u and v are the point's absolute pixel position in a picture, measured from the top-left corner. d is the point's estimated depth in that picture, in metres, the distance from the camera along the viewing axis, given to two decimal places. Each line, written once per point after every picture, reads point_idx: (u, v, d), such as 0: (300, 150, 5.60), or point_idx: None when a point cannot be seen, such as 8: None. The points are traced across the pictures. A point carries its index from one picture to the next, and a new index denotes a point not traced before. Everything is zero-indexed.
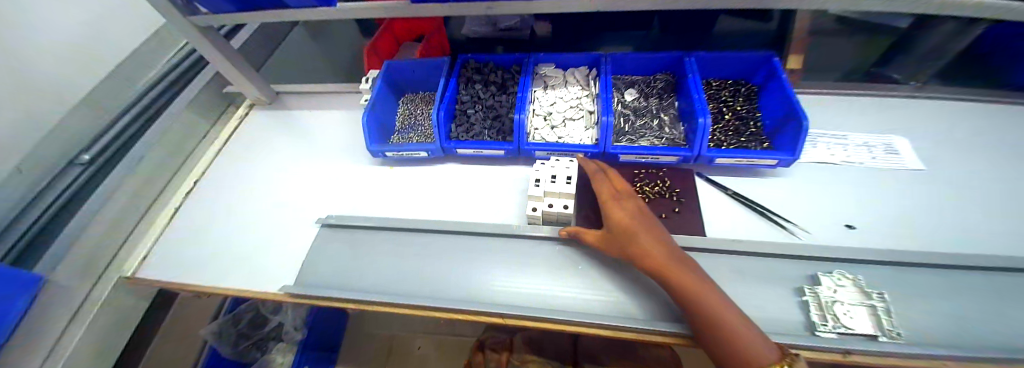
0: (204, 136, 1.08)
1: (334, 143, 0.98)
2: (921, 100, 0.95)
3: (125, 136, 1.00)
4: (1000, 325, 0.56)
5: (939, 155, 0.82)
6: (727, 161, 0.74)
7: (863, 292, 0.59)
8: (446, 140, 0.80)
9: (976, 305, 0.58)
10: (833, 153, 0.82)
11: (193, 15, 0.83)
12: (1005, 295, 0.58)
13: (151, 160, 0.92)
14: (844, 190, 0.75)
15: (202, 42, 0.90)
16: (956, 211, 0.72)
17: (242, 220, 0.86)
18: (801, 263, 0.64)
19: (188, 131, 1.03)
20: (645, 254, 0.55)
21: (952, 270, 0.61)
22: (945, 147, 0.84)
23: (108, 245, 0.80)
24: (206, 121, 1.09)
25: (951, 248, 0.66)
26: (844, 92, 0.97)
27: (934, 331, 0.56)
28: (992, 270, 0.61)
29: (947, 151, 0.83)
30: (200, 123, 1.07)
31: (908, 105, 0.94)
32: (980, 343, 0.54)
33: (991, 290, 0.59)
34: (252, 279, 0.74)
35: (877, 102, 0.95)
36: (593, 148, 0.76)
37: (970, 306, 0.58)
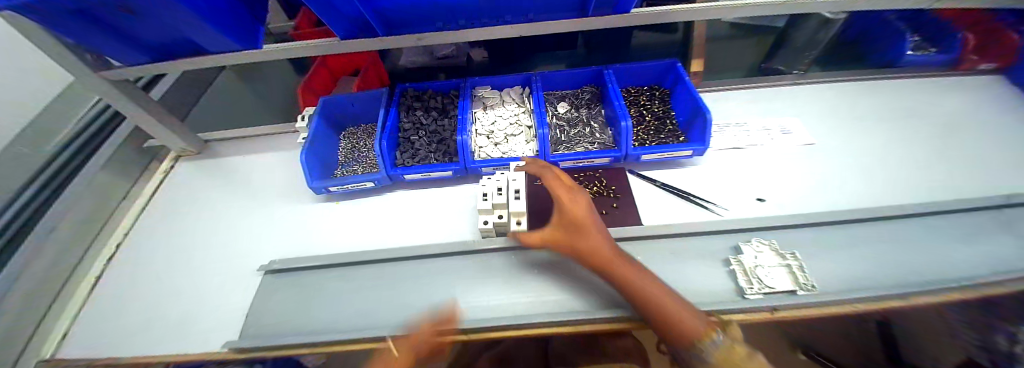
0: (126, 194, 1.00)
1: (276, 184, 0.95)
2: (802, 85, 1.13)
3: (30, 205, 0.89)
4: (883, 265, 0.66)
5: (821, 130, 0.98)
6: (653, 157, 0.82)
7: (779, 254, 0.68)
8: (392, 168, 0.81)
9: (865, 251, 0.68)
10: (740, 139, 0.95)
11: (105, 69, 0.79)
12: (885, 239, 0.69)
13: (62, 229, 0.82)
14: (752, 169, 0.86)
15: (119, 97, 0.85)
16: (840, 176, 0.85)
17: (173, 280, 0.79)
18: (725, 237, 0.72)
19: (107, 192, 0.95)
20: (599, 258, 0.58)
21: (844, 224, 0.72)
22: (824, 123, 0.99)
23: (16, 329, 0.70)
24: (126, 180, 1.01)
25: (841, 206, 0.77)
26: (743, 86, 1.13)
27: (834, 279, 0.65)
28: (872, 220, 0.72)
29: (828, 126, 0.99)
30: (122, 181, 0.99)
31: (792, 91, 1.11)
32: (871, 283, 0.64)
33: (872, 236, 0.70)
34: (190, 341, 0.68)
35: (769, 92, 1.11)
36: (534, 159, 0.81)
37: (859, 253, 0.68)
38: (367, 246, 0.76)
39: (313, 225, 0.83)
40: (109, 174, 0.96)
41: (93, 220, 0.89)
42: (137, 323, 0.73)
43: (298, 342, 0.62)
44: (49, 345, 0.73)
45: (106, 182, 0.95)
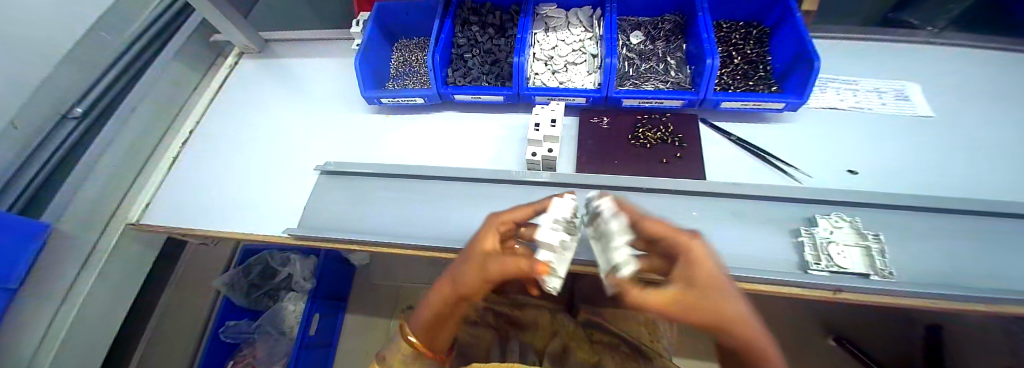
0: (196, 86, 1.07)
1: (328, 92, 0.96)
2: (944, 44, 0.89)
3: (120, 85, 0.95)
4: (985, 268, 0.56)
5: (954, 102, 0.79)
6: (733, 106, 0.71)
7: (859, 233, 0.59)
8: (443, 86, 0.78)
9: (969, 247, 0.58)
10: (843, 99, 0.79)
11: None
12: (1001, 238, 0.58)
13: (143, 112, 0.92)
14: (850, 136, 0.73)
15: None
16: (963, 159, 0.69)
17: (238, 169, 0.87)
18: (798, 206, 0.64)
19: (178, 84, 1.02)
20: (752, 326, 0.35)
21: (953, 213, 0.61)
22: (962, 95, 0.80)
23: (112, 190, 0.85)
24: (197, 73, 1.08)
25: (953, 193, 0.64)
26: (862, 36, 0.91)
27: (919, 271, 0.57)
28: (991, 215, 0.60)
29: (963, 97, 0.79)
30: (192, 75, 1.06)
31: (928, 51, 0.89)
32: (962, 284, 0.55)
33: (984, 233, 0.59)
34: (254, 224, 0.76)
35: (897, 47, 0.89)
36: (596, 92, 0.73)
37: (958, 250, 0.58)
38: (413, 161, 0.77)
39: (363, 135, 0.84)
40: (181, 66, 1.03)
41: (166, 111, 0.99)
42: (210, 202, 0.83)
43: (348, 237, 0.67)
44: (133, 213, 0.90)
45: (177, 74, 1.02)
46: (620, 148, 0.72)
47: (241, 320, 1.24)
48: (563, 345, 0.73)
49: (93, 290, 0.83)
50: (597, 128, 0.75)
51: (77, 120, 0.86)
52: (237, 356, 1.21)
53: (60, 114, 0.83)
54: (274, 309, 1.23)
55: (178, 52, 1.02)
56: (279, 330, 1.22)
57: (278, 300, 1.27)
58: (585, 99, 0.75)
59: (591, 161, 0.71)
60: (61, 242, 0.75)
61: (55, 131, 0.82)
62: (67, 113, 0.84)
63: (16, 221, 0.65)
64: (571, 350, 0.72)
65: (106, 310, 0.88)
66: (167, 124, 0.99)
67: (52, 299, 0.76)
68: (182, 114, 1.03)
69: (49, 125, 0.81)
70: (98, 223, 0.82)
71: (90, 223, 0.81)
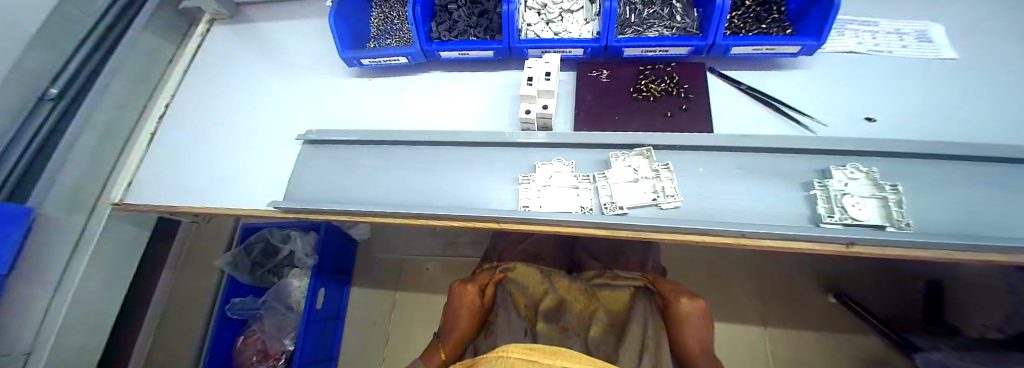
0: (171, 57, 1.00)
1: (308, 58, 0.88)
2: None
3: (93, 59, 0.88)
4: (1004, 217, 0.53)
5: (996, 38, 0.70)
6: (744, 52, 0.65)
7: (875, 184, 0.55)
8: (427, 42, 0.71)
9: (989, 196, 0.54)
10: (861, 42, 0.71)
11: None
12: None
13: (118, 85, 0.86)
14: (873, 80, 0.67)
15: None
16: (998, 100, 0.63)
17: (220, 143, 0.82)
18: (813, 157, 0.59)
19: (151, 56, 0.95)
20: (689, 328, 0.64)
21: (976, 161, 0.56)
22: (1006, 29, 0.71)
23: (95, 168, 0.82)
24: (171, 44, 1.01)
25: (981, 139, 0.59)
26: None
27: (934, 223, 0.54)
28: (1018, 162, 0.56)
29: (1008, 34, 0.70)
30: (165, 47, 0.99)
31: None
32: (978, 234, 0.52)
33: (1007, 181, 0.55)
34: (240, 199, 0.73)
35: None
36: (594, 42, 0.67)
37: (978, 200, 0.54)
38: (400, 126, 0.72)
39: (345, 102, 0.78)
40: (153, 36, 0.95)
41: (143, 87, 0.93)
42: (193, 178, 0.79)
43: (336, 207, 0.64)
44: (116, 193, 0.86)
45: (149, 46, 0.95)
46: (622, 103, 0.66)
47: (246, 297, 1.25)
48: (559, 299, 0.73)
49: (90, 270, 0.83)
50: (595, 82, 0.69)
51: (54, 102, 0.78)
52: (247, 331, 1.21)
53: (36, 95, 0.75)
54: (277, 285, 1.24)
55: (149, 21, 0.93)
56: (286, 306, 1.23)
57: (283, 276, 1.27)
58: (582, 50, 0.69)
59: (586, 118, 0.66)
60: (45, 225, 0.73)
61: (34, 114, 0.75)
62: (42, 95, 0.76)
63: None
64: (567, 305, 0.72)
65: (104, 294, 0.88)
66: (144, 100, 0.93)
67: (47, 281, 0.74)
68: (161, 89, 0.97)
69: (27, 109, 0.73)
70: (83, 205, 0.80)
71: (74, 207, 0.78)
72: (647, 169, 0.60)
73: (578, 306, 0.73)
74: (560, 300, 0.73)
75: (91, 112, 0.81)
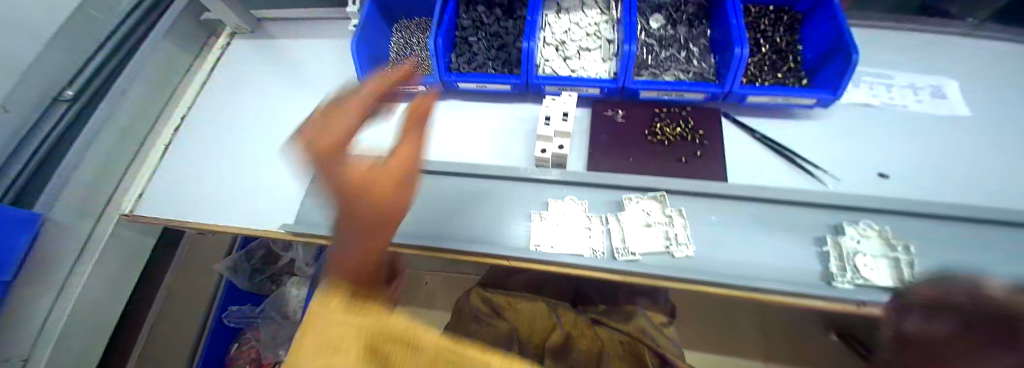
0: (189, 67, 1.02)
1: (326, 77, 0.89)
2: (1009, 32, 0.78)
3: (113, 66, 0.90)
4: None
5: (1009, 99, 0.70)
6: (759, 100, 0.66)
7: (887, 244, 0.56)
8: (446, 73, 0.72)
9: (999, 260, 0.55)
10: (875, 94, 0.71)
11: None
12: None
13: (135, 95, 0.87)
14: (887, 134, 0.67)
15: None
16: (1010, 163, 0.63)
17: (233, 158, 0.83)
18: (826, 212, 0.59)
19: (169, 65, 0.96)
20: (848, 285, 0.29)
21: (988, 224, 0.56)
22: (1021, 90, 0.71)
23: (105, 176, 0.82)
24: (190, 53, 1.02)
25: (993, 203, 0.59)
26: (920, 26, 0.79)
27: None
28: None
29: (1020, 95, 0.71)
30: (183, 54, 1.00)
31: (988, 41, 0.78)
32: None
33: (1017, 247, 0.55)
34: (252, 218, 0.74)
35: (954, 34, 0.79)
36: (611, 82, 0.68)
37: (989, 265, 0.54)
38: None
39: (360, 126, 0.79)
40: (171, 46, 0.97)
41: (159, 94, 0.94)
42: (207, 193, 0.80)
43: None
44: (126, 204, 0.86)
45: (169, 55, 0.96)
46: (636, 145, 0.67)
47: (244, 305, 1.25)
48: (565, 335, 0.72)
49: (93, 279, 0.82)
50: (610, 121, 0.70)
51: (69, 103, 0.80)
52: (241, 339, 1.22)
53: (51, 95, 0.77)
54: (276, 293, 1.22)
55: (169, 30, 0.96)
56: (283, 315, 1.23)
57: (282, 284, 1.26)
58: (598, 90, 0.69)
59: (601, 158, 0.67)
60: (53, 232, 0.73)
61: (45, 115, 0.76)
62: (57, 96, 0.78)
63: (5, 210, 0.63)
64: (574, 341, 0.71)
65: (106, 299, 0.87)
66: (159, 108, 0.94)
67: (48, 289, 0.74)
68: (178, 98, 0.98)
69: (39, 110, 0.75)
70: (91, 213, 0.80)
71: (81, 215, 0.78)
72: (660, 215, 0.60)
73: (583, 343, 0.71)
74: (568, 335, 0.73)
75: (106, 118, 0.82)
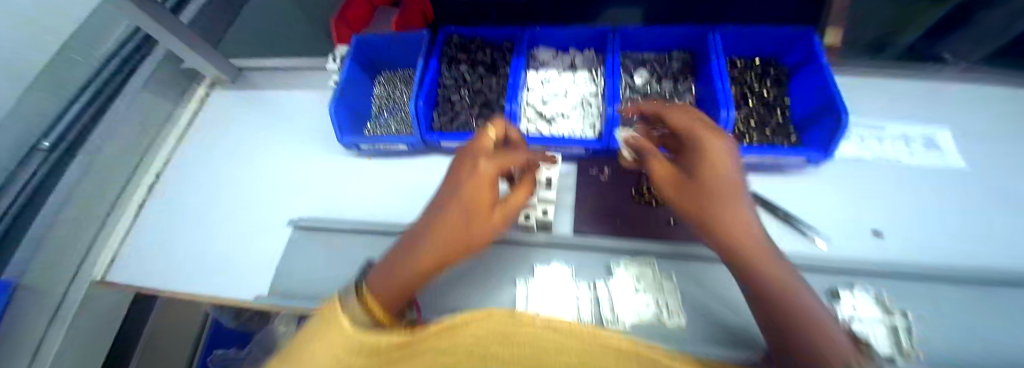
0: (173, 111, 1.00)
1: (307, 129, 0.89)
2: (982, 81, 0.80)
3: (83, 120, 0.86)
4: (1008, 349, 0.52)
5: (983, 149, 0.72)
6: (750, 159, 0.66)
7: (883, 307, 0.55)
8: (427, 132, 0.71)
9: (989, 324, 0.54)
10: (867, 147, 0.73)
11: None
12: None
13: (113, 147, 0.86)
14: (876, 187, 0.68)
15: (156, 28, 0.79)
16: (993, 217, 0.64)
17: (210, 218, 0.81)
18: (814, 276, 0.58)
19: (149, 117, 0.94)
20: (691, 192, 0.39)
21: (969, 286, 0.56)
22: (994, 140, 0.73)
23: (78, 238, 0.79)
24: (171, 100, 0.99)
25: (972, 262, 0.59)
26: (890, 75, 0.82)
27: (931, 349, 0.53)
28: (1015, 286, 0.55)
29: (988, 147, 0.72)
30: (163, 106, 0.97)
31: (966, 90, 0.79)
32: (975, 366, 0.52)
33: (1004, 306, 0.54)
34: (222, 286, 0.71)
35: (930, 82, 0.81)
36: (597, 142, 0.66)
37: (980, 327, 0.53)
38: (399, 216, 0.72)
39: (342, 184, 0.78)
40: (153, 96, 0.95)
41: (138, 147, 0.91)
42: (183, 257, 0.78)
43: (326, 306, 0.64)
44: (99, 269, 0.82)
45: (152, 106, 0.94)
46: (625, 206, 0.65)
47: (230, 347, 1.23)
48: None
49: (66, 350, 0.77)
50: (597, 181, 0.69)
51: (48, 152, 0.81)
52: None
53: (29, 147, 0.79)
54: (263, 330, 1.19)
55: (147, 81, 0.93)
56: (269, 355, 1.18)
57: (270, 320, 1.23)
58: (584, 149, 0.68)
59: (590, 220, 0.65)
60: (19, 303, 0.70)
61: (23, 163, 0.79)
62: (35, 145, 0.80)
63: None
64: None
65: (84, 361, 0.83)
66: (134, 164, 0.91)
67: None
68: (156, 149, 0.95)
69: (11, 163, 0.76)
70: (63, 277, 0.76)
71: (56, 278, 0.75)
72: (649, 280, 0.57)
73: None
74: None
75: None
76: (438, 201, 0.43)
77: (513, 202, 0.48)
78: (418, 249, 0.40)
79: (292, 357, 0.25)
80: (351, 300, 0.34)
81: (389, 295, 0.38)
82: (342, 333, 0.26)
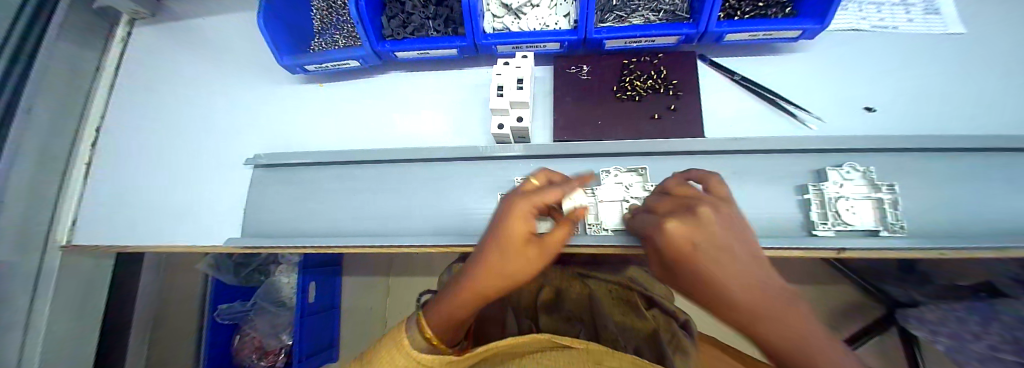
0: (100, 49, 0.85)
1: (251, 60, 0.77)
2: None
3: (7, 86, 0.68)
4: (987, 210, 0.53)
5: (985, 14, 0.67)
6: (738, 38, 0.59)
7: (871, 185, 0.53)
8: (378, 42, 0.61)
9: (970, 188, 0.53)
10: (865, 17, 0.68)
11: None
12: (1010, 177, 0.53)
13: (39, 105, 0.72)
14: (871, 62, 0.64)
15: None
16: (992, 84, 0.61)
17: (164, 171, 0.74)
18: (806, 158, 0.56)
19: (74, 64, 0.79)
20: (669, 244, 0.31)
21: (959, 153, 0.54)
22: (995, 3, 0.68)
23: (33, 204, 0.71)
24: (92, 47, 0.83)
25: (963, 131, 0.58)
26: None
27: (912, 219, 0.53)
28: (1007, 150, 0.54)
29: (993, 11, 0.67)
30: (88, 52, 0.82)
31: None
32: (952, 230, 0.53)
33: (993, 170, 0.53)
34: (194, 235, 0.68)
35: None
36: (571, 34, 0.58)
37: (965, 193, 0.53)
38: (364, 142, 0.66)
39: (297, 116, 0.70)
40: (74, 42, 0.78)
41: (72, 101, 0.79)
42: (147, 211, 0.72)
43: (303, 241, 0.61)
44: (63, 232, 0.77)
45: (74, 53, 0.79)
46: (605, 105, 0.59)
47: (234, 302, 1.25)
48: (555, 290, 0.82)
49: (57, 312, 0.76)
50: (576, 80, 0.62)
51: None
52: (241, 331, 1.23)
53: None
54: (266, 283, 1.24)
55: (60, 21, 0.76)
56: (275, 303, 1.24)
57: (270, 273, 1.26)
58: (558, 44, 0.60)
59: (569, 126, 0.59)
60: None
61: None
62: None
63: None
64: (564, 295, 0.80)
65: (83, 326, 0.82)
66: (75, 117, 0.80)
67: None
68: (94, 97, 0.83)
69: None
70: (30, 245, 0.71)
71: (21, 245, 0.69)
72: (639, 189, 0.54)
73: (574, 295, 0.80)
74: (556, 290, 0.83)
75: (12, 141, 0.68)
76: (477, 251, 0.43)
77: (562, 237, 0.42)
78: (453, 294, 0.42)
79: (378, 353, 0.41)
80: (414, 322, 0.43)
81: (438, 321, 0.41)
82: (406, 355, 0.40)
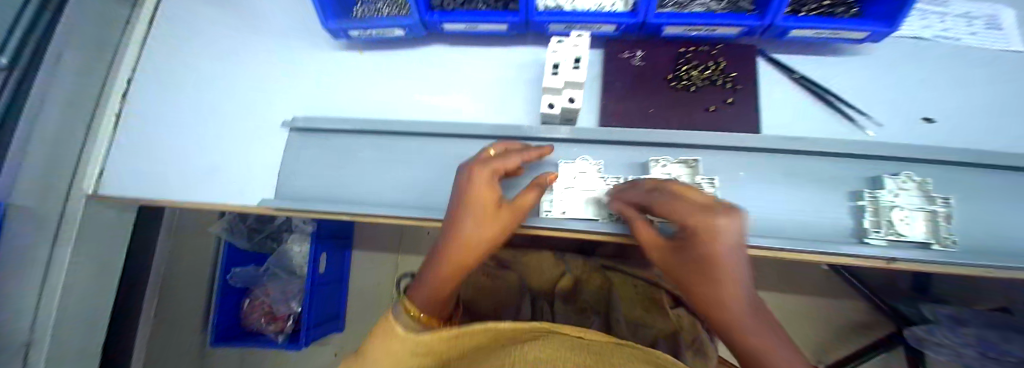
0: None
1: (288, 22, 0.76)
2: None
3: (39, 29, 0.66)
4: None
5: None
6: (801, 35, 0.57)
7: (927, 196, 0.51)
8: (428, 11, 0.60)
9: None
10: (928, 25, 0.65)
11: None
12: None
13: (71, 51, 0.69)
14: (932, 71, 0.62)
15: None
16: None
17: (196, 127, 0.73)
18: (862, 163, 0.54)
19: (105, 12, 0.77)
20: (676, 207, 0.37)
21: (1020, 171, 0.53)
22: None
23: (62, 152, 0.70)
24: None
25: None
26: None
27: (966, 235, 0.52)
28: None
29: None
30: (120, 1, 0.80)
31: None
32: (1005, 249, 0.51)
33: None
34: (227, 195, 0.67)
35: None
36: (629, 17, 0.56)
37: None
38: (403, 114, 0.65)
39: (334, 83, 0.69)
40: None
41: (102, 50, 0.76)
42: (177, 167, 0.72)
43: (337, 208, 0.60)
44: (89, 181, 0.75)
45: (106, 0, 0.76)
46: (656, 93, 0.58)
47: (247, 267, 1.25)
48: (574, 279, 0.82)
49: (78, 263, 0.75)
50: (627, 65, 0.60)
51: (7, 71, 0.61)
52: (251, 297, 1.23)
53: None
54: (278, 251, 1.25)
55: None
56: (286, 272, 1.25)
57: (281, 241, 1.27)
58: (614, 27, 0.58)
59: (618, 112, 0.58)
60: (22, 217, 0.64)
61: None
62: None
63: None
64: (583, 285, 0.81)
65: (100, 279, 0.82)
66: (105, 67, 0.78)
67: (33, 277, 0.67)
68: (125, 49, 0.81)
69: None
70: (56, 193, 0.69)
71: (46, 193, 0.68)
72: (686, 182, 0.53)
73: (595, 287, 0.80)
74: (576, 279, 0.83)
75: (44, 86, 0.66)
76: (443, 233, 0.46)
77: (522, 200, 0.46)
78: (434, 270, 0.44)
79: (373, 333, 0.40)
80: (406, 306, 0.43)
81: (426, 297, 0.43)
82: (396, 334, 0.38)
